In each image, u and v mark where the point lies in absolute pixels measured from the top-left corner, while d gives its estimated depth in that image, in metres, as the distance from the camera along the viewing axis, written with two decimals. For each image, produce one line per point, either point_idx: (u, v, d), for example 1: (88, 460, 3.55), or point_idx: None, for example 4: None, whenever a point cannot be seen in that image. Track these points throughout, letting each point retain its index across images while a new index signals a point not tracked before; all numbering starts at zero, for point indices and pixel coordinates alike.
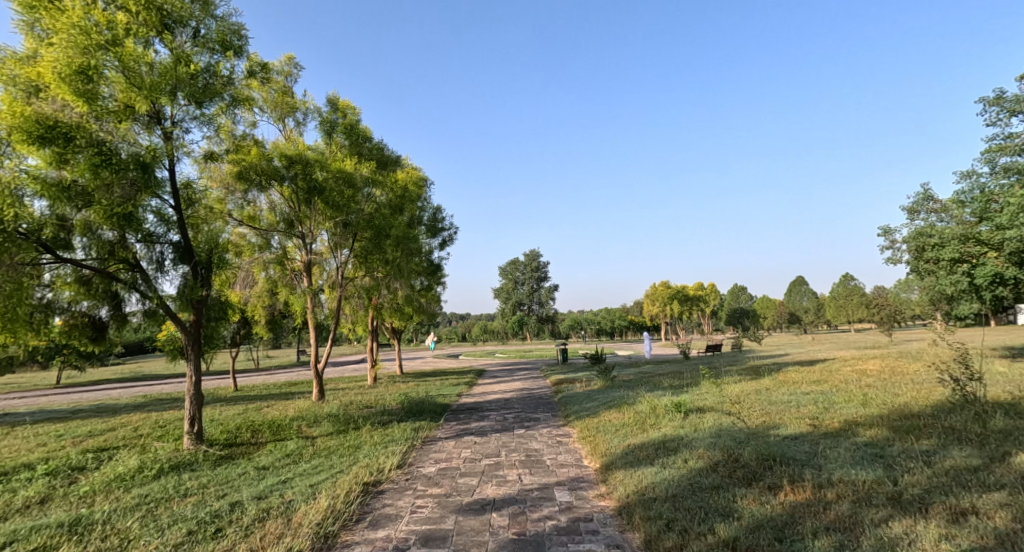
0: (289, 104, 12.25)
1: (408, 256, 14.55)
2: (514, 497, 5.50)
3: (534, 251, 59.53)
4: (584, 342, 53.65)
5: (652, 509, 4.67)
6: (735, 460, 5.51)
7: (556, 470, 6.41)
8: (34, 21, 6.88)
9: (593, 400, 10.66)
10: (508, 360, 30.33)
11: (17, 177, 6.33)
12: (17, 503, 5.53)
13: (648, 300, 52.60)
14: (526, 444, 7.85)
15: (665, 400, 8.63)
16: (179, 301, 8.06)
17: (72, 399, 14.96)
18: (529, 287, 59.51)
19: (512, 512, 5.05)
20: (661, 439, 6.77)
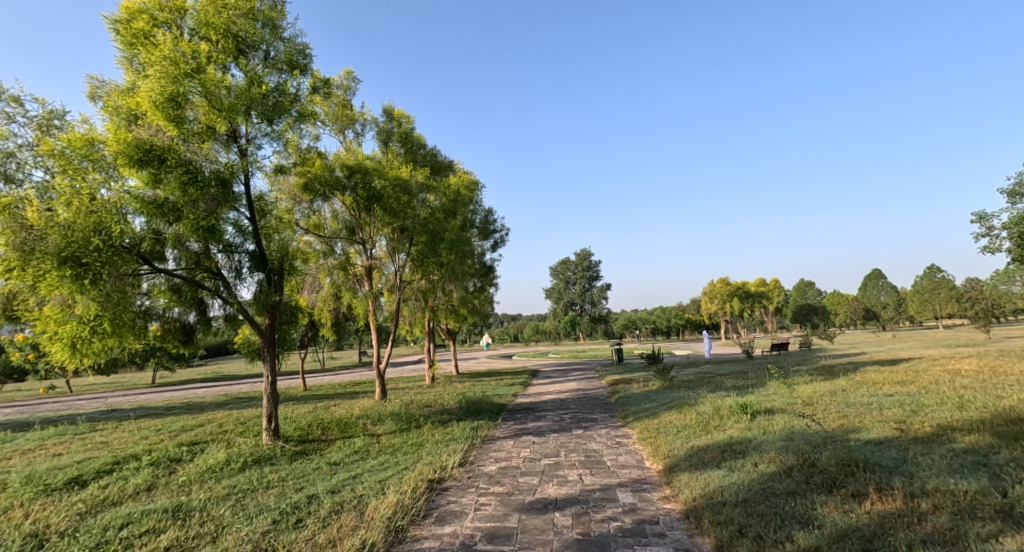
0: (349, 116, 12.84)
1: (462, 259, 14.82)
2: (576, 497, 5.52)
3: (586, 250, 58.91)
4: (639, 342, 52.71)
5: (722, 513, 4.57)
6: (811, 465, 5.28)
7: (618, 471, 6.37)
8: (133, 56, 7.65)
9: (652, 401, 10.50)
10: (563, 360, 30.14)
11: (121, 197, 6.95)
12: (129, 490, 6.11)
13: (706, 297, 50.90)
14: (586, 444, 7.85)
15: (729, 401, 8.35)
16: (255, 306, 8.66)
17: (164, 398, 16.30)
18: (581, 286, 59.02)
19: (576, 513, 5.07)
20: (727, 441, 6.58)
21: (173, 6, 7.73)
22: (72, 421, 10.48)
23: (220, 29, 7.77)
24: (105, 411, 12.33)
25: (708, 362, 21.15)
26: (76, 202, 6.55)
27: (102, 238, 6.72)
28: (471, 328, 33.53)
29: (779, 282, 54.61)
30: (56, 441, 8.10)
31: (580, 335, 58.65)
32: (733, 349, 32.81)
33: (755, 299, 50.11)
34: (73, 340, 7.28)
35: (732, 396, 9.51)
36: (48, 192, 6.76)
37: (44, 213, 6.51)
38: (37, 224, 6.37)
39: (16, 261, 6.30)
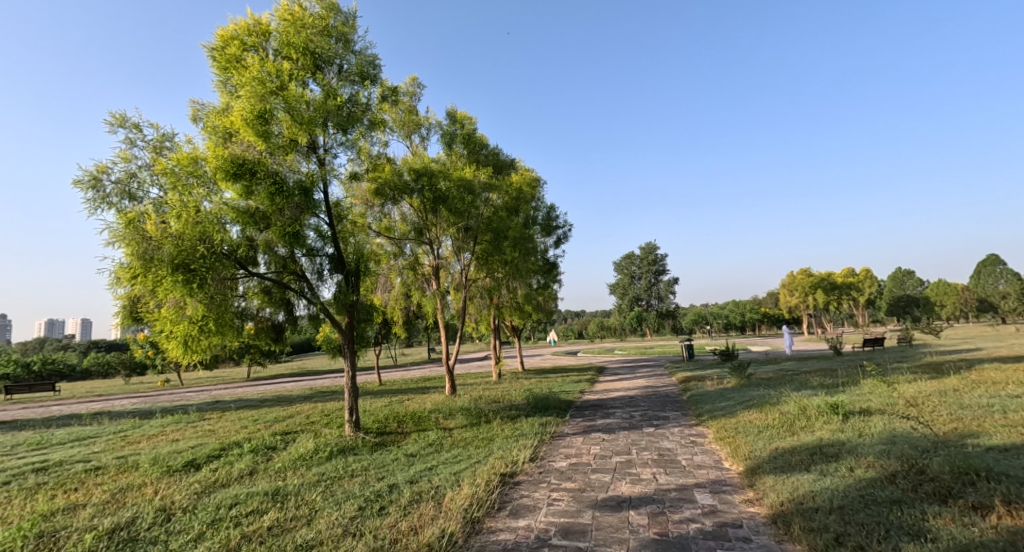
0: (415, 122, 13.39)
1: (527, 257, 14.95)
2: (651, 496, 5.49)
3: (652, 243, 57.51)
4: (711, 338, 50.74)
5: (815, 520, 4.40)
6: (919, 472, 4.96)
7: (694, 471, 6.26)
8: (226, 79, 8.37)
9: (728, 399, 10.15)
10: (632, 356, 29.58)
11: (220, 209, 7.66)
12: (234, 473, 6.75)
13: (786, 290, 48.11)
14: (658, 442, 7.75)
15: (817, 400, 7.94)
16: (336, 306, 9.23)
17: (256, 391, 17.71)
18: (648, 280, 57.62)
19: (652, 512, 5.05)
20: (816, 443, 6.29)
21: (259, 30, 8.41)
22: (183, 411, 11.68)
23: (300, 48, 8.35)
24: (208, 403, 13.60)
25: (790, 359, 20.01)
26: (184, 214, 7.28)
27: (206, 246, 7.43)
28: (537, 325, 33.66)
29: (871, 271, 50.48)
30: (173, 428, 9.07)
31: (648, 331, 57.31)
32: (819, 345, 30.74)
33: (842, 291, 46.65)
34: (185, 338, 8.12)
35: (819, 395, 8.99)
36: (162, 207, 7.56)
37: (159, 225, 7.27)
38: (155, 236, 7.09)
39: (138, 269, 7.08)
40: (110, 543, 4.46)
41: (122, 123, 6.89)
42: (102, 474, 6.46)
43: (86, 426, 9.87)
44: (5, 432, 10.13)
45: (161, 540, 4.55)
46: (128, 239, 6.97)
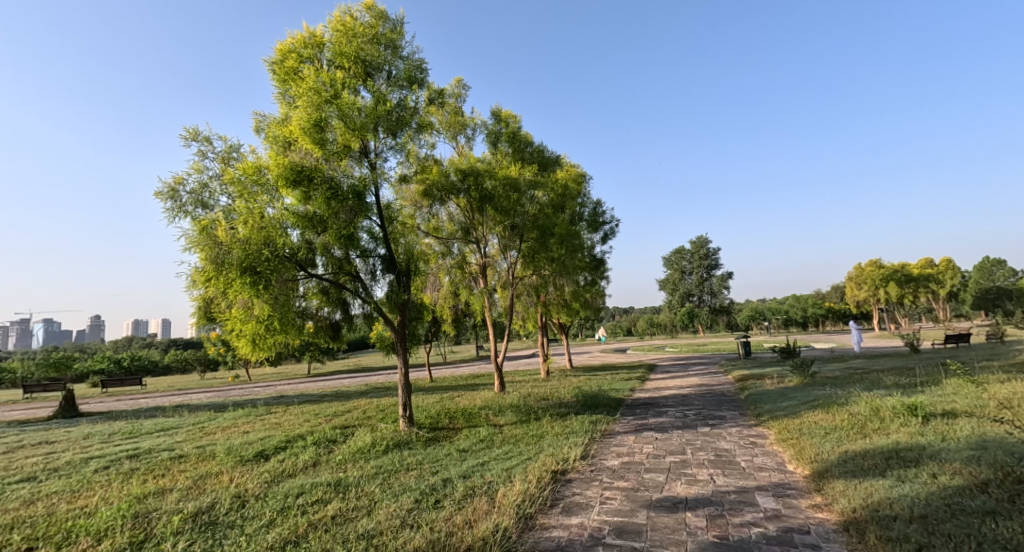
0: (460, 123, 13.63)
1: (574, 254, 14.90)
2: (709, 498, 5.41)
3: (704, 236, 55.85)
4: (769, 335, 48.83)
5: (893, 529, 4.22)
6: (1015, 481, 4.65)
7: (755, 473, 6.11)
8: (285, 90, 8.82)
9: (790, 399, 9.79)
10: (684, 353, 28.89)
11: (282, 214, 8.09)
12: (299, 464, 7.14)
13: (852, 283, 45.64)
14: (715, 443, 7.59)
15: (891, 400, 7.55)
16: (388, 305, 9.55)
17: (316, 386, 18.56)
18: (700, 276, 56.06)
19: (710, 514, 4.98)
20: (892, 447, 6.00)
21: (314, 42, 8.81)
22: (251, 405, 12.42)
23: (352, 56, 8.70)
24: (273, 397, 14.38)
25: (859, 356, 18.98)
26: (250, 220, 7.74)
27: (270, 250, 7.87)
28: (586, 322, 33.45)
29: (951, 261, 46.90)
30: (243, 421, 9.67)
31: (701, 327, 55.83)
32: (891, 342, 28.93)
33: (916, 283, 43.75)
34: (253, 337, 8.65)
35: (893, 396, 8.54)
36: (231, 214, 8.07)
37: (229, 231, 7.75)
38: (225, 241, 7.58)
39: (211, 272, 7.59)
40: (193, 525, 4.83)
41: (194, 136, 7.40)
42: (184, 462, 6.99)
43: (168, 417, 10.69)
44: (97, 422, 11.11)
45: (237, 524, 4.89)
46: (201, 244, 7.47)
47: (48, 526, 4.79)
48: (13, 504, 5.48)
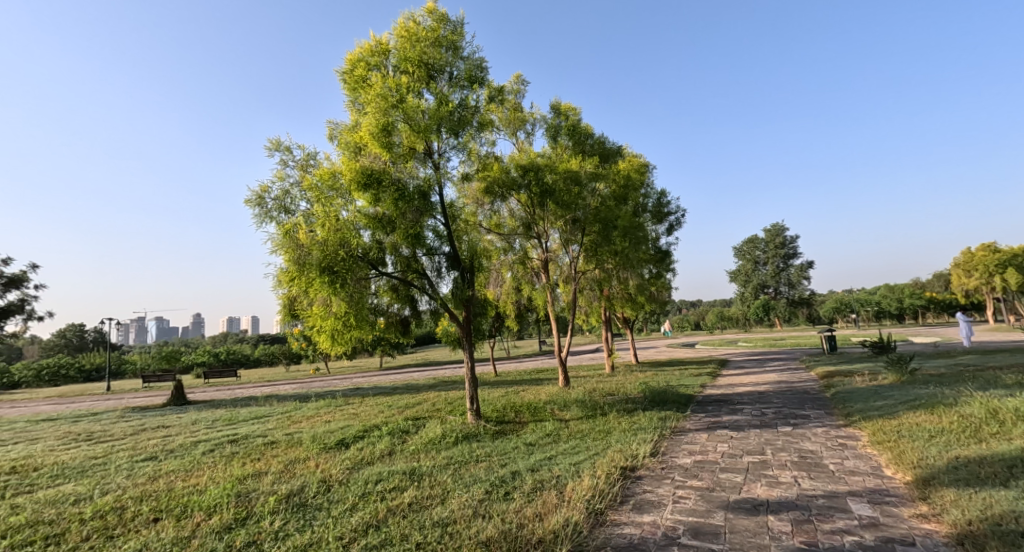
0: (520, 119, 13.72)
1: (638, 246, 14.62)
2: (793, 501, 5.18)
3: (780, 224, 52.75)
4: (855, 328, 45.58)
5: (1017, 545, 3.86)
6: None
7: (847, 477, 5.78)
8: (355, 98, 9.25)
9: (885, 399, 9.14)
10: (760, 348, 27.57)
11: (354, 216, 8.55)
12: (377, 452, 7.55)
13: (963, 269, 41.73)
14: (799, 443, 7.25)
15: (1011, 402, 6.89)
16: (454, 301, 9.82)
17: (387, 379, 19.41)
18: (775, 266, 53.16)
19: (796, 519, 4.78)
20: (1014, 455, 5.48)
21: (380, 49, 9.17)
22: (330, 396, 13.21)
23: (415, 61, 9.00)
24: (349, 389, 15.20)
25: (967, 352, 17.30)
26: (327, 223, 8.23)
27: (345, 250, 8.32)
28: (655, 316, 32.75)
29: None
30: (325, 411, 10.31)
31: (777, 321, 53.38)
32: (1008, 336, 25.98)
33: None
34: (332, 332, 9.22)
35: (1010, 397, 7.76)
36: (310, 218, 8.62)
37: (309, 234, 8.27)
38: (305, 243, 8.10)
39: (294, 272, 8.14)
40: (287, 506, 5.25)
41: (276, 147, 7.95)
42: (275, 447, 7.58)
43: (259, 406, 11.60)
44: (200, 410, 12.25)
45: (324, 507, 5.26)
46: (285, 246, 8.04)
47: (168, 501, 5.38)
48: (139, 480, 6.19)
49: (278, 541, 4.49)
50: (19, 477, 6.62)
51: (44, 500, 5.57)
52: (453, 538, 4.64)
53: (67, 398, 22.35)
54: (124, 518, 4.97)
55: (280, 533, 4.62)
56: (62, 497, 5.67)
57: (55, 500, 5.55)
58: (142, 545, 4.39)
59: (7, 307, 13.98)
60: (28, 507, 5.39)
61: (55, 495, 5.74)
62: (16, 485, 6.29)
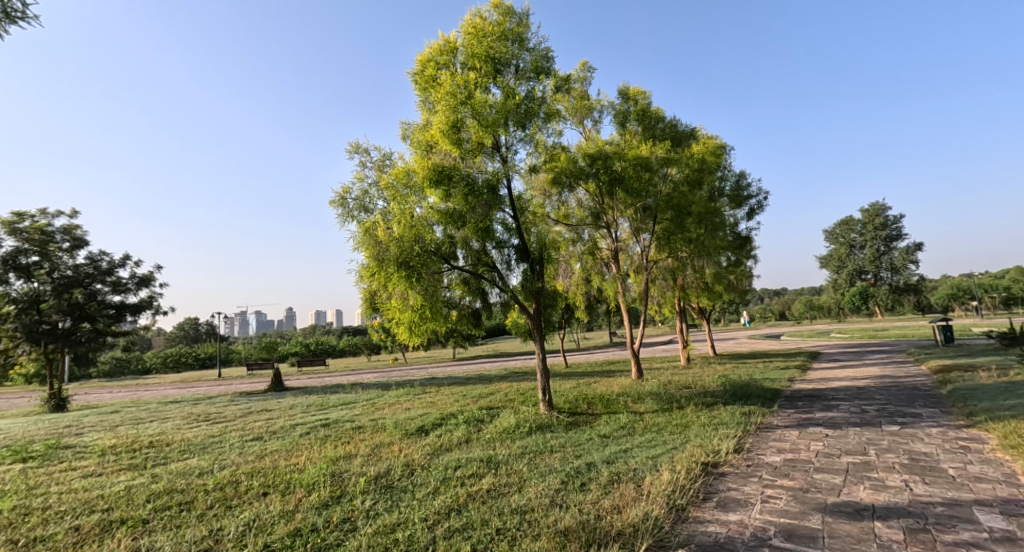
0: (586, 107, 13.50)
1: (714, 233, 13.94)
2: (904, 508, 4.78)
3: (880, 202, 48.41)
4: (972, 317, 41.00)
5: None
6: None
7: (969, 484, 5.24)
8: (426, 97, 9.50)
9: (1013, 398, 8.17)
10: (859, 340, 25.50)
11: (427, 213, 8.81)
12: (455, 439, 7.80)
13: None
14: (908, 445, 6.65)
15: None
16: (524, 293, 9.85)
17: (461, 369, 19.94)
18: (875, 248, 48.65)
19: (909, 527, 4.40)
20: None
21: (448, 49, 9.34)
22: (409, 385, 13.77)
23: (482, 56, 9.07)
24: (426, 379, 15.76)
25: None
26: (402, 220, 8.53)
27: (419, 245, 8.59)
28: (739, 305, 31.25)
29: None
30: (405, 399, 10.77)
31: (877, 310, 49.27)
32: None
33: None
34: (410, 324, 9.59)
35: None
36: (387, 215, 8.99)
37: (387, 231, 8.62)
38: (384, 240, 8.45)
39: (374, 268, 8.52)
40: (376, 487, 5.55)
41: (356, 149, 8.33)
42: (363, 432, 8.01)
43: (346, 394, 12.33)
44: (294, 396, 13.20)
45: (409, 489, 5.50)
46: (365, 243, 8.43)
47: (274, 477, 5.85)
48: (250, 457, 6.79)
49: (370, 518, 4.76)
50: (155, 450, 7.48)
51: (176, 471, 6.25)
52: (531, 525, 4.69)
53: (188, 383, 25.02)
54: (240, 491, 5.46)
55: (371, 512, 4.89)
56: (190, 470, 6.33)
57: (184, 472, 6.21)
58: (255, 515, 4.81)
59: (140, 303, 15.71)
60: (165, 476, 6.07)
61: (184, 467, 6.43)
62: (153, 456, 7.11)
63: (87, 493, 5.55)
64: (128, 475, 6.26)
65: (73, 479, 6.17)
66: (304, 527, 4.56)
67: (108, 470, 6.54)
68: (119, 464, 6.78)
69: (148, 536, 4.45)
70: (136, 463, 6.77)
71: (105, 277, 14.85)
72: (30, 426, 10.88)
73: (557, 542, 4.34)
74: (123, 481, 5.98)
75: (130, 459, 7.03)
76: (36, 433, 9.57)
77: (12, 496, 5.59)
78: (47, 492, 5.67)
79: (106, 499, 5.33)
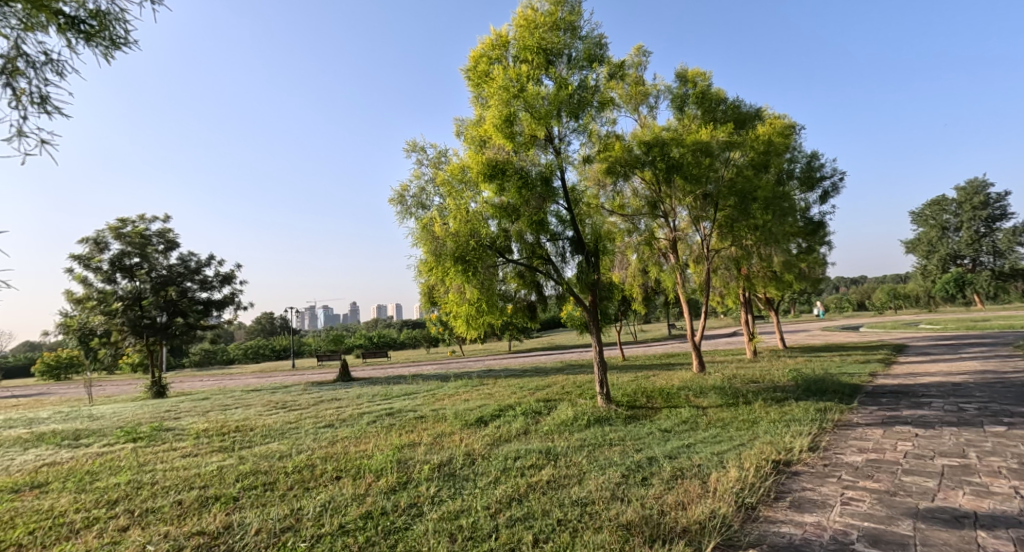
0: (642, 93, 13.08)
1: (782, 219, 13.17)
2: (1012, 517, 4.32)
3: (982, 179, 44.50)
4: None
5: None
6: None
7: None
8: (479, 93, 9.50)
9: None
10: (957, 331, 23.33)
11: (482, 208, 8.85)
12: (514, 431, 7.82)
13: None
14: (1014, 448, 6.01)
15: None
16: (580, 286, 9.70)
17: (520, 362, 20.02)
18: (973, 230, 44.66)
19: (1018, 539, 3.98)
20: None
21: (500, 43, 9.29)
22: (468, 376, 13.97)
23: (534, 48, 8.96)
24: (484, 371, 15.94)
25: None
26: (458, 215, 8.61)
27: (475, 240, 8.63)
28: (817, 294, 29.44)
29: None
30: (463, 390, 10.92)
31: (977, 298, 44.92)
32: None
33: None
34: (467, 317, 9.69)
35: None
36: (444, 211, 9.10)
37: (444, 227, 8.72)
38: (441, 236, 8.54)
39: (432, 263, 8.65)
40: (439, 474, 5.64)
41: (413, 147, 8.46)
42: (426, 421, 8.17)
43: (408, 384, 12.65)
44: (360, 386, 13.69)
45: (471, 478, 5.55)
46: (423, 239, 8.58)
47: (345, 462, 6.08)
48: (324, 442, 7.10)
49: (436, 505, 4.83)
50: (241, 434, 7.97)
51: (259, 454, 6.62)
52: (593, 518, 4.61)
53: (266, 372, 26.57)
54: (315, 474, 5.71)
55: (436, 498, 4.96)
56: (271, 453, 6.70)
57: (266, 455, 6.58)
58: (331, 498, 5.00)
59: (223, 299, 16.78)
60: (250, 458, 6.46)
61: (266, 450, 6.81)
62: (239, 440, 7.58)
63: (186, 471, 5.99)
64: (219, 456, 6.71)
65: (175, 458, 6.68)
66: (374, 510, 4.69)
67: (203, 451, 7.04)
68: (211, 446, 7.28)
69: (239, 512, 4.73)
70: (225, 445, 7.26)
71: (194, 276, 15.89)
72: (135, 409, 11.93)
73: (620, 536, 4.24)
74: (215, 461, 6.41)
75: (220, 442, 7.53)
76: (141, 416, 10.48)
77: (125, 472, 6.12)
78: (153, 469, 6.17)
79: (202, 477, 5.73)
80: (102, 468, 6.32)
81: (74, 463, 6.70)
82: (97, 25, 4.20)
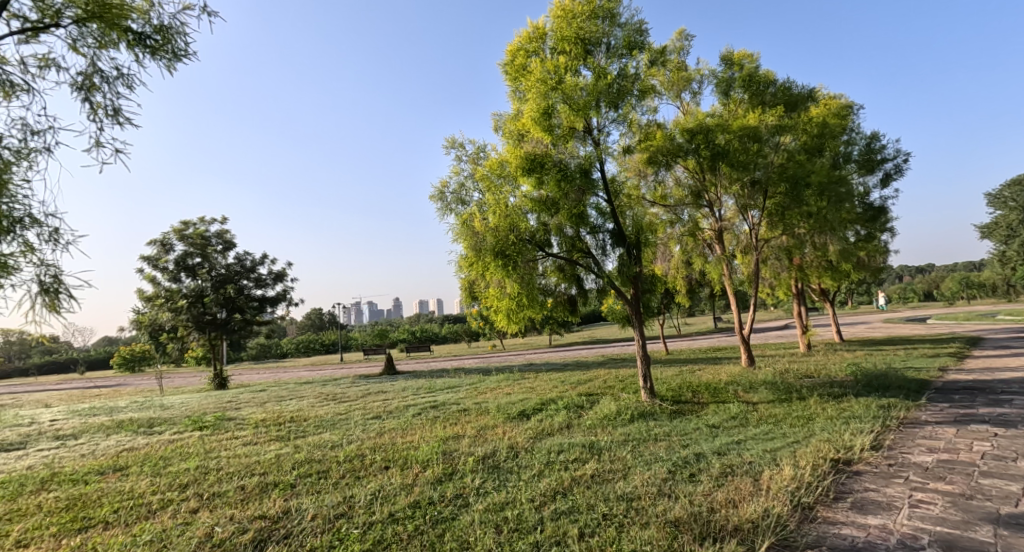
0: (685, 78, 12.65)
1: (838, 206, 12.48)
2: None
3: None
4: None
5: None
6: None
7: None
8: (516, 87, 9.42)
9: None
10: None
11: (521, 202, 8.79)
12: (557, 424, 7.75)
13: None
14: None
15: None
16: (621, 279, 9.48)
17: (562, 356, 19.91)
18: None
19: None
20: None
21: (537, 35, 9.15)
22: (510, 370, 13.98)
23: (572, 38, 8.77)
24: (525, 364, 15.92)
25: None
26: (497, 210, 8.60)
27: (514, 234, 8.59)
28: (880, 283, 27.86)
29: None
30: (505, 384, 10.93)
31: None
32: None
33: None
34: (508, 311, 9.66)
35: None
36: (483, 206, 9.10)
37: (483, 222, 8.71)
38: (481, 231, 8.52)
39: (473, 258, 8.67)
40: (484, 467, 5.64)
41: (452, 144, 8.47)
42: (469, 414, 8.21)
43: (452, 378, 12.78)
44: (405, 379, 13.94)
45: (515, 471, 5.53)
46: (463, 235, 8.59)
47: (393, 453, 6.18)
48: (373, 433, 7.24)
49: (481, 496, 4.83)
50: (296, 424, 8.25)
51: (313, 443, 6.82)
52: (639, 513, 4.50)
53: (317, 366, 27.46)
54: (365, 464, 5.82)
55: (481, 490, 4.96)
56: (324, 442, 6.88)
57: (319, 444, 6.76)
58: (380, 487, 5.07)
59: (277, 296, 17.44)
60: (304, 447, 6.66)
61: (319, 440, 7.00)
62: (295, 429, 7.84)
63: (247, 459, 6.24)
64: (277, 445, 6.95)
65: (236, 445, 6.97)
66: (422, 500, 4.73)
67: (262, 439, 7.31)
68: (269, 435, 7.56)
69: (296, 498, 4.87)
70: (282, 435, 7.52)
71: (249, 274, 16.58)
72: (199, 400, 12.59)
73: (668, 533, 4.11)
74: (273, 449, 6.65)
75: (277, 431, 7.81)
76: (204, 406, 11.04)
77: (193, 458, 6.44)
78: (218, 456, 6.46)
79: (262, 464, 5.95)
80: (173, 454, 6.67)
81: (148, 448, 7.10)
82: (161, 39, 4.34)
